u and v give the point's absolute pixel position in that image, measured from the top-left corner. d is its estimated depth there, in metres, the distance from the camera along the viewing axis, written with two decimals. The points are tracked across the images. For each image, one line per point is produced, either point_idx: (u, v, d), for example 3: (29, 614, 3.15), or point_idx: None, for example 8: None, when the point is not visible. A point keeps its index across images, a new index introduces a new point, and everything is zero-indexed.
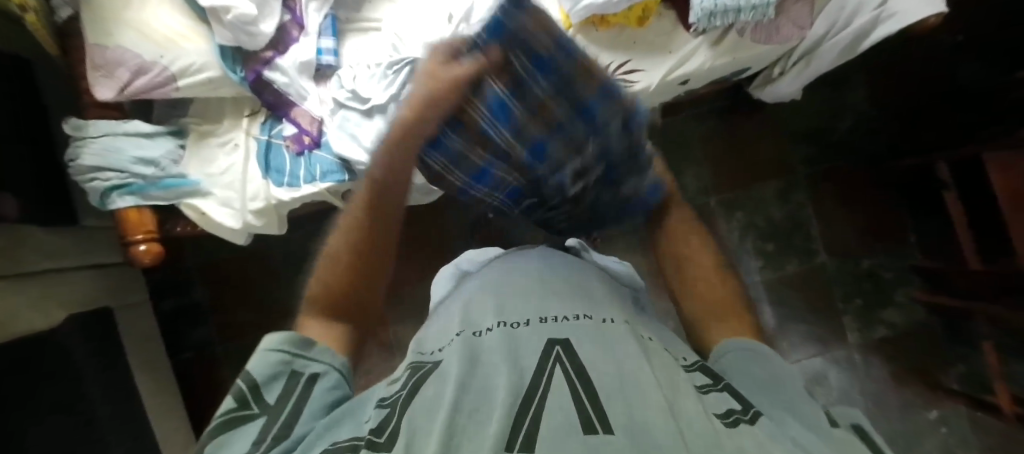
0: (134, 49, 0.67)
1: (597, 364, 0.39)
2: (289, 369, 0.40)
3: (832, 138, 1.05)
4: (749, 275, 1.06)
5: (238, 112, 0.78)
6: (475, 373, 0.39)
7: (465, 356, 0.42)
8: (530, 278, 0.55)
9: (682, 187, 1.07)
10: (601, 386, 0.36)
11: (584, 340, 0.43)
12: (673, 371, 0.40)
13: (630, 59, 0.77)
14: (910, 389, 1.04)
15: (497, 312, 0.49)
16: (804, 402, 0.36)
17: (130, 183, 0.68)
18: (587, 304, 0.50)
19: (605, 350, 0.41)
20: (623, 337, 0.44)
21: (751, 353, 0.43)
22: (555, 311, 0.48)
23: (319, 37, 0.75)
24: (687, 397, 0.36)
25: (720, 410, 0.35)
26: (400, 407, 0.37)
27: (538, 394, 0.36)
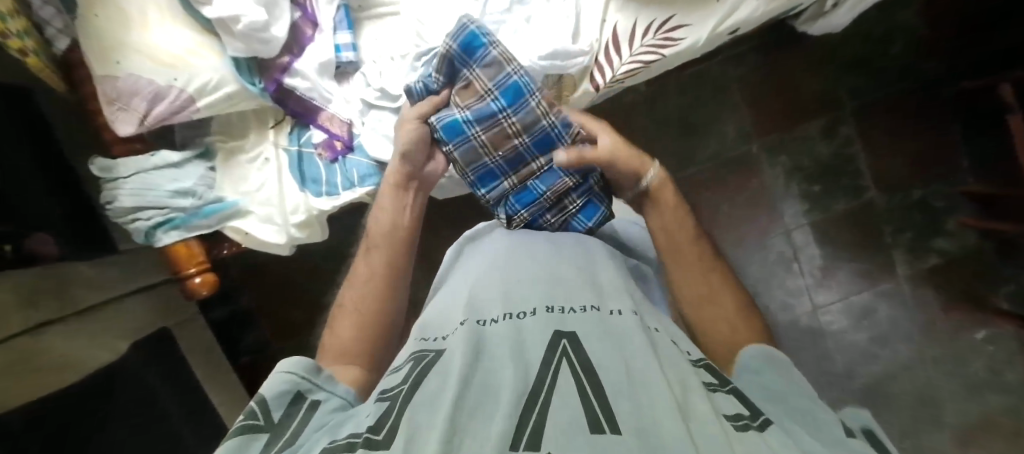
0: (146, 75, 0.62)
1: (605, 357, 0.37)
2: (297, 391, 0.42)
3: (881, 65, 0.98)
4: (794, 219, 1.04)
5: (262, 124, 0.73)
6: (481, 367, 0.37)
7: (469, 346, 0.39)
8: (530, 263, 0.52)
9: (721, 137, 1.03)
10: (612, 382, 0.34)
11: (592, 331, 0.41)
12: (684, 365, 0.38)
13: (674, 15, 0.70)
14: (958, 313, 1.05)
15: (503, 300, 0.47)
16: (817, 413, 0.36)
17: (172, 218, 0.65)
18: (597, 289, 0.48)
19: (614, 343, 0.39)
20: (633, 326, 0.41)
21: (773, 363, 0.42)
22: (559, 301, 0.46)
23: (335, 32, 0.69)
24: (698, 394, 0.34)
25: (729, 414, 0.34)
26: (405, 399, 0.36)
27: (545, 390, 0.34)
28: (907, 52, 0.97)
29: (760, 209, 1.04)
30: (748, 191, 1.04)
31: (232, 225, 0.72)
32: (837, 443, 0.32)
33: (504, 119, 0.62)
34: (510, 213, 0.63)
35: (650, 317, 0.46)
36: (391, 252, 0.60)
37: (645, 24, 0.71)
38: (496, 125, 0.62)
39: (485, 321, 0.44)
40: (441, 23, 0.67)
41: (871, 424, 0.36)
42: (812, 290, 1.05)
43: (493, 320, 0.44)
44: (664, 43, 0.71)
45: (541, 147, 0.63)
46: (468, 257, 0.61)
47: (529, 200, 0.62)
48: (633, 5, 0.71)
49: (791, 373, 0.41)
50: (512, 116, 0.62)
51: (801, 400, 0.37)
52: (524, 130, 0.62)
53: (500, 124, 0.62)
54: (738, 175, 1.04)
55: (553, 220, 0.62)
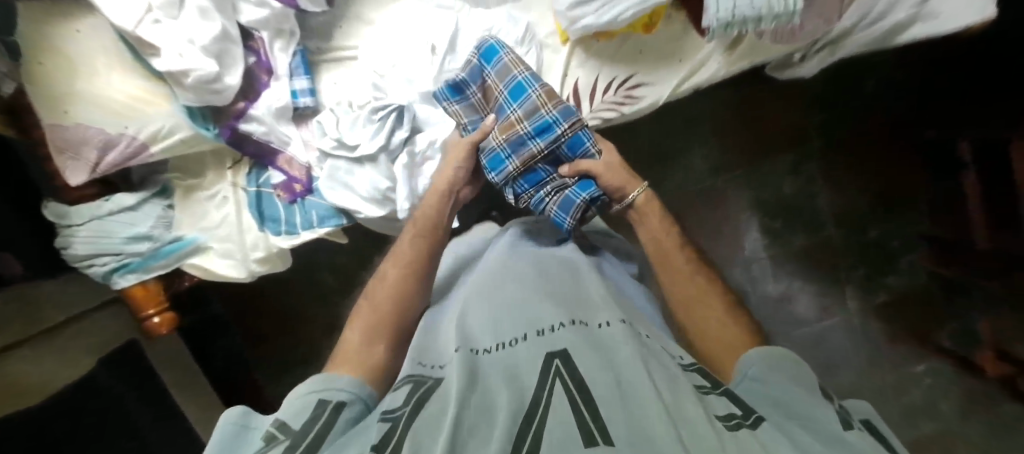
0: (96, 124, 0.61)
1: (597, 370, 0.37)
2: (319, 399, 0.41)
3: (846, 105, 1.01)
4: (754, 252, 1.07)
5: (219, 162, 0.73)
6: (476, 390, 0.37)
7: (464, 373, 0.39)
8: (520, 286, 0.52)
9: (689, 170, 1.04)
10: (602, 393, 0.34)
11: (580, 345, 0.41)
12: (672, 372, 0.38)
13: (635, 73, 0.70)
14: (903, 346, 1.09)
15: (495, 329, 0.46)
16: (808, 415, 0.37)
17: (128, 262, 0.67)
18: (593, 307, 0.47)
19: (603, 356, 0.39)
20: (620, 339, 0.41)
21: (768, 366, 0.44)
22: (545, 318, 0.45)
23: (291, 79, 0.68)
24: (686, 396, 0.35)
25: (722, 414, 0.35)
26: (407, 422, 0.35)
27: (541, 408, 0.34)
28: (872, 95, 1.00)
29: (723, 240, 1.06)
30: (713, 223, 1.06)
31: (191, 262, 0.73)
32: (833, 442, 0.34)
33: (511, 113, 0.64)
34: (518, 190, 0.65)
35: (638, 327, 0.46)
36: (429, 242, 0.61)
37: (607, 80, 0.70)
38: (502, 117, 0.64)
39: (478, 352, 0.43)
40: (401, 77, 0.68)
41: (871, 417, 0.41)
42: (769, 322, 1.08)
43: (487, 351, 0.43)
44: (624, 100, 0.70)
45: (543, 134, 0.63)
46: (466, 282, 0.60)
47: (537, 180, 0.65)
48: (595, 61, 0.70)
49: (784, 377, 0.42)
50: (517, 111, 0.64)
51: (794, 407, 0.38)
52: (525, 120, 0.63)
53: (508, 114, 0.64)
54: (704, 207, 1.05)
55: (551, 193, 0.64)
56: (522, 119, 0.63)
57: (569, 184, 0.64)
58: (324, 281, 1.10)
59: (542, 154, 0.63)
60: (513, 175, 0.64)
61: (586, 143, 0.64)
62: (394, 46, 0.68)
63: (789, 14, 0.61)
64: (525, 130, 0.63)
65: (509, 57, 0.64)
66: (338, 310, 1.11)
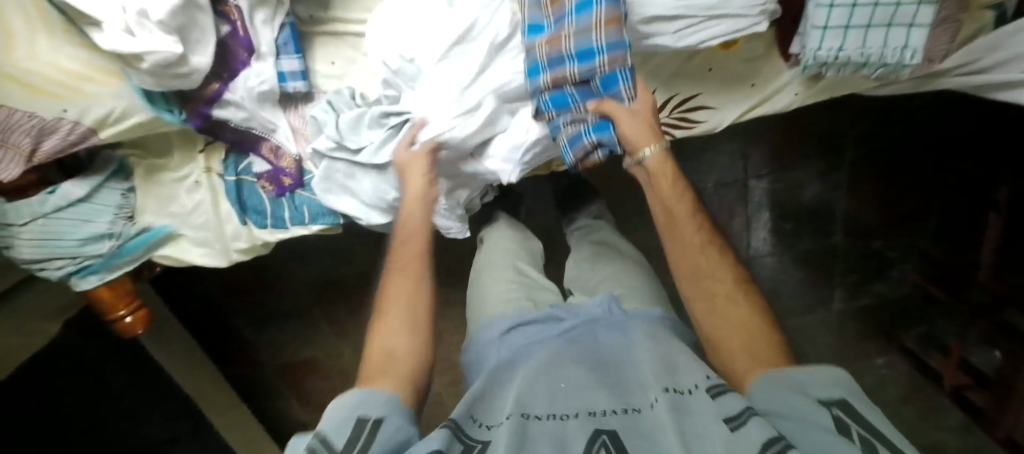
0: (22, 107, 0.47)
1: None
2: (358, 415, 0.38)
3: (895, 116, 0.92)
4: (758, 249, 1.04)
5: (185, 141, 0.60)
6: None
7: (511, 436, 0.37)
8: (569, 349, 0.48)
9: (713, 164, 0.96)
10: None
11: (630, 427, 0.38)
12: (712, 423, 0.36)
13: (699, 92, 0.59)
14: (870, 345, 1.12)
15: (547, 390, 0.43)
16: (832, 446, 0.31)
17: (87, 264, 0.57)
18: (652, 364, 0.43)
19: (654, 435, 0.36)
20: (662, 407, 0.38)
21: (790, 383, 0.37)
22: (600, 392, 0.42)
23: (278, 58, 0.55)
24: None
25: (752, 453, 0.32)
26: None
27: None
28: (925, 106, 0.91)
29: (729, 238, 1.02)
30: (723, 220, 1.01)
31: (159, 252, 0.65)
32: None
33: (568, 25, 0.48)
34: (538, 109, 0.52)
35: (683, 376, 0.41)
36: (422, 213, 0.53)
37: (663, 98, 0.59)
38: (556, 27, 0.49)
39: (530, 414, 0.40)
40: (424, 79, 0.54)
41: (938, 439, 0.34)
42: None
43: (538, 416, 0.40)
44: (679, 123, 0.61)
45: (581, 58, 0.48)
46: (509, 343, 0.54)
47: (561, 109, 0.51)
48: (653, 73, 0.58)
49: (819, 387, 0.37)
50: (572, 26, 0.48)
51: (820, 433, 0.33)
52: (574, 38, 0.48)
53: (563, 23, 0.49)
54: (720, 202, 0.99)
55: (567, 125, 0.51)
56: (573, 33, 0.48)
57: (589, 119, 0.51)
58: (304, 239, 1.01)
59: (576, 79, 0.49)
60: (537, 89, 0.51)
61: (621, 84, 0.49)
62: (419, 36, 0.53)
63: (903, 65, 0.51)
64: (569, 44, 0.48)
65: None
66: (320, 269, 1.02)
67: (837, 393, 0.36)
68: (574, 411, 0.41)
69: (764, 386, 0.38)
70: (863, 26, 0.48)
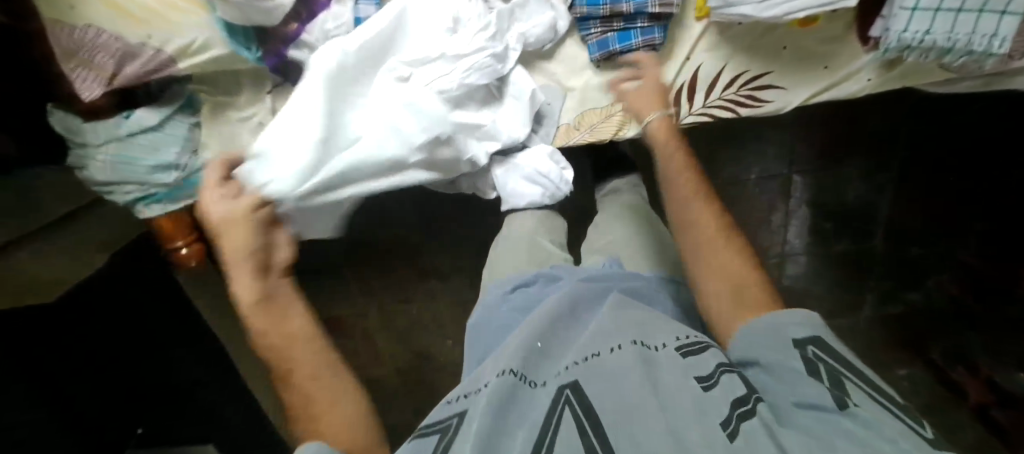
0: (112, 29, 0.49)
1: (608, 400, 0.38)
2: None
3: (950, 120, 0.91)
4: (793, 247, 1.03)
5: (257, 81, 0.61)
6: (501, 431, 0.38)
7: (488, 400, 0.39)
8: (553, 313, 0.49)
9: (760, 156, 0.94)
10: (613, 427, 0.35)
11: (594, 375, 0.40)
12: (680, 383, 0.38)
13: (770, 71, 0.59)
14: (894, 354, 1.10)
15: (526, 347, 0.45)
16: (804, 390, 0.37)
17: (154, 193, 0.58)
18: (622, 328, 0.45)
19: (614, 384, 0.39)
20: (630, 357, 0.41)
21: (773, 321, 0.42)
22: (566, 354, 0.45)
23: (356, 3, 0.55)
24: (690, 414, 0.36)
25: (722, 416, 0.35)
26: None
27: (553, 441, 0.35)
28: (981, 113, 0.90)
29: (767, 231, 1.01)
30: (763, 212, 0.99)
31: None
32: (833, 433, 0.34)
33: None
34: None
35: (655, 336, 0.44)
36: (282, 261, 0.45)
37: (732, 75, 0.59)
38: None
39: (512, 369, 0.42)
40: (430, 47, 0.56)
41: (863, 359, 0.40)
42: None
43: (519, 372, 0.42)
44: (745, 101, 0.60)
45: None
46: (514, 304, 0.53)
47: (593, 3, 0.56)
48: (725, 49, 0.58)
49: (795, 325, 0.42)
50: None
51: (790, 386, 0.38)
52: None
53: None
54: (761, 195, 0.98)
55: (597, 28, 0.58)
56: None
57: (616, 26, 0.57)
58: None
59: None
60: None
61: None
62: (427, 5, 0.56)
63: (989, 54, 0.50)
64: None
65: None
66: (353, 230, 1.02)
67: (809, 332, 0.41)
68: (543, 378, 0.43)
69: (747, 333, 0.43)
70: (955, 11, 0.47)
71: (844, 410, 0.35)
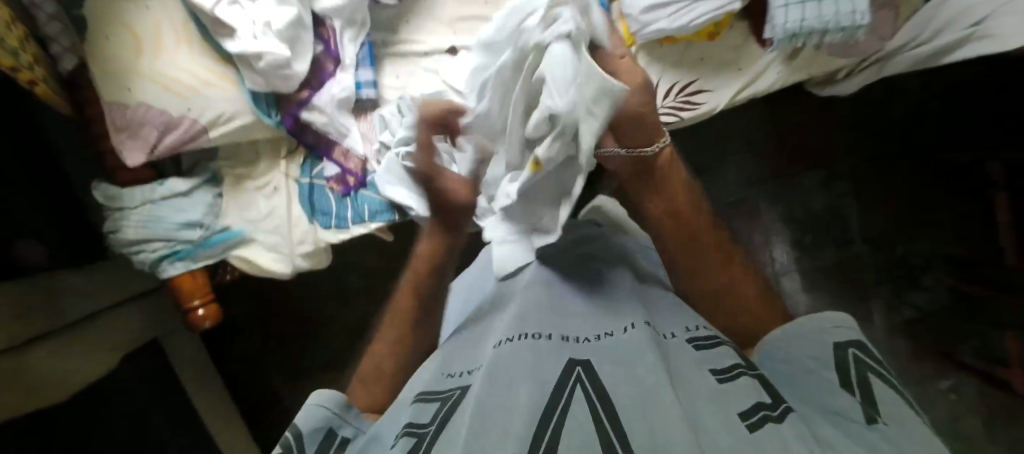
0: (159, 105, 0.60)
1: (621, 379, 0.33)
2: (328, 428, 0.42)
3: (877, 126, 1.04)
4: (784, 265, 1.07)
5: (274, 152, 0.71)
6: (498, 387, 0.34)
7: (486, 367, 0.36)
8: (561, 293, 0.48)
9: (724, 182, 1.06)
10: (625, 407, 0.31)
11: (610, 354, 0.37)
12: (696, 374, 0.35)
13: (698, 78, 0.71)
14: (925, 363, 1.08)
15: (526, 317, 0.43)
16: (834, 400, 0.33)
17: (178, 250, 0.64)
18: (620, 304, 0.45)
19: (628, 364, 0.35)
20: (643, 334, 0.38)
21: (814, 332, 0.38)
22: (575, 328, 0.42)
23: (357, 69, 0.67)
24: (705, 408, 0.31)
25: (741, 409, 0.31)
26: (428, 438, 0.35)
27: (559, 410, 0.31)
28: (901, 118, 1.03)
29: (754, 252, 1.06)
30: (743, 234, 1.07)
31: (236, 253, 0.70)
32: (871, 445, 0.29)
33: None
34: None
35: (663, 325, 0.42)
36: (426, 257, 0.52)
37: (668, 85, 0.71)
38: None
39: (506, 340, 0.40)
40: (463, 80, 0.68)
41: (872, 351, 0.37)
42: None
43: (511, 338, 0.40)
44: (685, 106, 0.71)
45: None
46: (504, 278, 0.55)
47: None
48: (658, 66, 0.72)
49: (838, 334, 0.37)
50: None
51: (823, 394, 0.35)
52: None
53: None
54: (737, 218, 1.07)
55: None
56: None
57: None
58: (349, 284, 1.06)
59: None
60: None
61: None
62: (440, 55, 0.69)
63: (857, 28, 0.63)
64: None
65: None
66: (362, 314, 1.05)
67: (855, 335, 0.37)
68: (546, 332, 0.41)
69: (775, 346, 0.40)
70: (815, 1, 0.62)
71: (871, 424, 0.31)
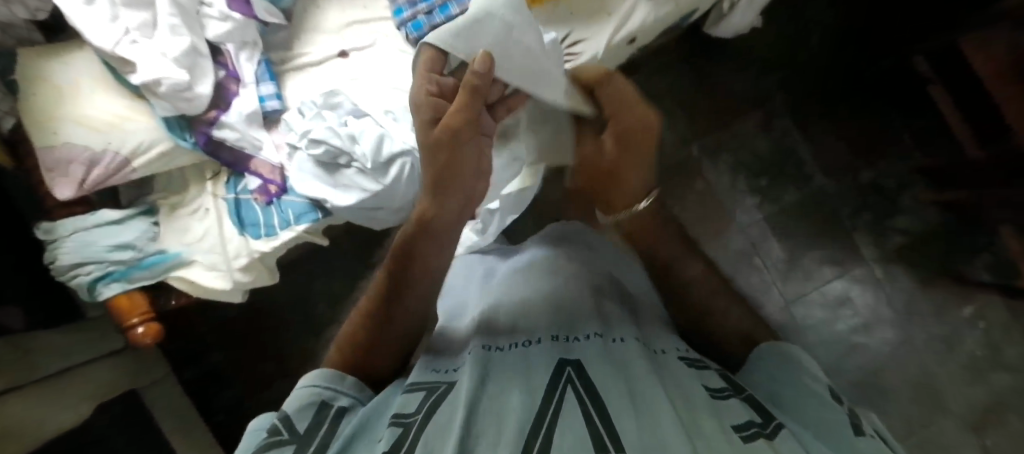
0: (81, 142, 0.67)
1: (612, 380, 0.33)
2: (321, 402, 0.37)
3: (801, 58, 1.03)
4: (745, 214, 1.04)
5: (201, 177, 0.78)
6: (488, 392, 0.34)
7: (473, 372, 0.36)
8: (540, 297, 0.46)
9: (662, 144, 1.06)
10: (619, 408, 0.30)
11: (605, 357, 0.36)
12: (683, 380, 0.34)
13: (571, 31, 0.76)
14: (936, 290, 1.00)
15: (507, 328, 0.43)
16: (821, 418, 0.33)
17: (112, 271, 0.70)
18: (589, 309, 0.44)
19: (619, 368, 0.35)
20: (635, 349, 0.37)
21: (785, 359, 0.37)
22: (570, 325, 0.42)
23: (258, 85, 0.75)
24: (697, 407, 0.31)
25: (738, 423, 0.30)
26: (417, 429, 0.31)
27: (551, 413, 0.31)
28: (823, 44, 1.02)
29: (711, 207, 1.05)
30: (696, 192, 1.05)
31: (175, 276, 0.74)
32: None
33: None
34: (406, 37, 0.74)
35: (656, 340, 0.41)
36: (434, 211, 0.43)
37: None
38: None
39: (493, 346, 0.40)
40: (370, 80, 0.76)
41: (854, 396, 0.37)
42: (780, 284, 1.03)
43: (500, 347, 0.40)
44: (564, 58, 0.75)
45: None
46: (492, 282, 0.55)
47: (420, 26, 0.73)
48: None
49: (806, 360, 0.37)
50: None
51: (809, 405, 0.34)
52: None
53: None
54: (685, 177, 1.06)
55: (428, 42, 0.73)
56: None
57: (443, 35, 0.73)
58: (319, 312, 1.09)
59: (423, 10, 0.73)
60: (401, 26, 0.75)
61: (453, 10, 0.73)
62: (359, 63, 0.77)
63: None
64: None
65: None
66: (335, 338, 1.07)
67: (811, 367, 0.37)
68: (535, 337, 0.40)
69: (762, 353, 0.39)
70: None
71: (859, 436, 0.31)
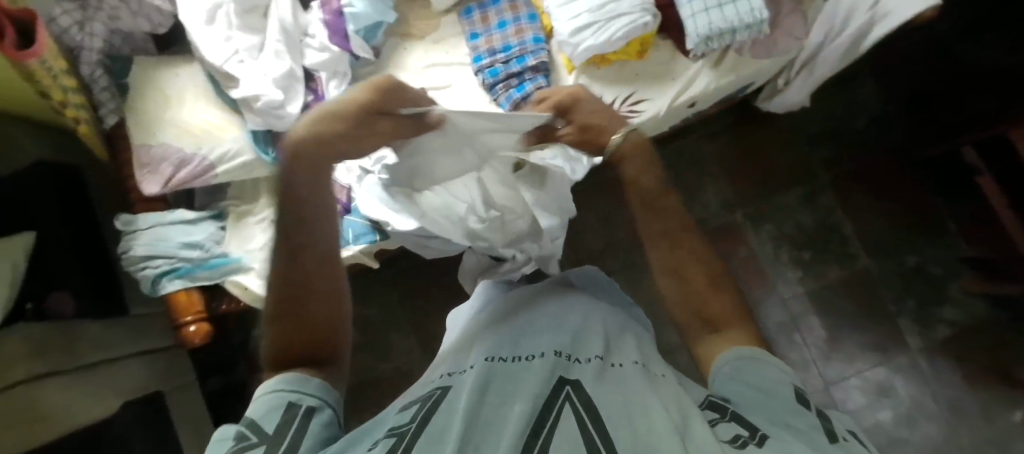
0: (177, 145, 0.72)
1: (608, 397, 0.31)
2: (288, 402, 0.34)
3: (847, 138, 1.07)
4: (789, 286, 1.04)
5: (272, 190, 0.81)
6: (489, 401, 0.31)
7: (476, 380, 0.34)
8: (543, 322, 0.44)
9: (705, 206, 1.07)
10: (615, 423, 0.28)
11: (604, 379, 0.34)
12: (678, 397, 0.32)
13: (637, 90, 0.79)
14: (984, 388, 0.97)
15: (513, 344, 0.40)
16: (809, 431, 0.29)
17: (177, 267, 0.73)
18: (594, 337, 0.42)
19: (619, 386, 0.33)
20: (633, 374, 0.35)
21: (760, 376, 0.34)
22: (568, 344, 0.40)
23: None
24: (691, 422, 0.29)
25: (727, 437, 0.28)
26: (413, 436, 0.29)
27: (547, 425, 0.28)
28: (870, 129, 1.06)
29: (753, 275, 1.04)
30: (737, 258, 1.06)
31: (232, 279, 0.75)
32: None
33: (489, 35, 0.82)
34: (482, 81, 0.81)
35: (653, 364, 0.39)
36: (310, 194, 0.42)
37: (613, 97, 0.79)
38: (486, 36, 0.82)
39: (496, 357, 0.38)
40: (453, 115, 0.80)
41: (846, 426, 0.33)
42: (820, 362, 1.01)
43: (503, 357, 0.38)
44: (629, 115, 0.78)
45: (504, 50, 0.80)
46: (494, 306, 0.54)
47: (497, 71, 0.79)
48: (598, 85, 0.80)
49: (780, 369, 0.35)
50: (499, 34, 0.81)
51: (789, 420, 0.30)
52: (497, 42, 0.81)
53: (494, 32, 0.82)
54: (727, 241, 1.06)
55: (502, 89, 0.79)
56: (482, 42, 0.82)
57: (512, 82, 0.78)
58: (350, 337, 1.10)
59: (501, 60, 0.79)
60: (479, 71, 0.81)
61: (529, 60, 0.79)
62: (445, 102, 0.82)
63: (759, 23, 0.73)
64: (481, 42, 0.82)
65: (505, 5, 0.82)
66: (363, 367, 1.09)
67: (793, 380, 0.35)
68: (540, 351, 0.38)
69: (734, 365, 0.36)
70: (717, 6, 0.72)
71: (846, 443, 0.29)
